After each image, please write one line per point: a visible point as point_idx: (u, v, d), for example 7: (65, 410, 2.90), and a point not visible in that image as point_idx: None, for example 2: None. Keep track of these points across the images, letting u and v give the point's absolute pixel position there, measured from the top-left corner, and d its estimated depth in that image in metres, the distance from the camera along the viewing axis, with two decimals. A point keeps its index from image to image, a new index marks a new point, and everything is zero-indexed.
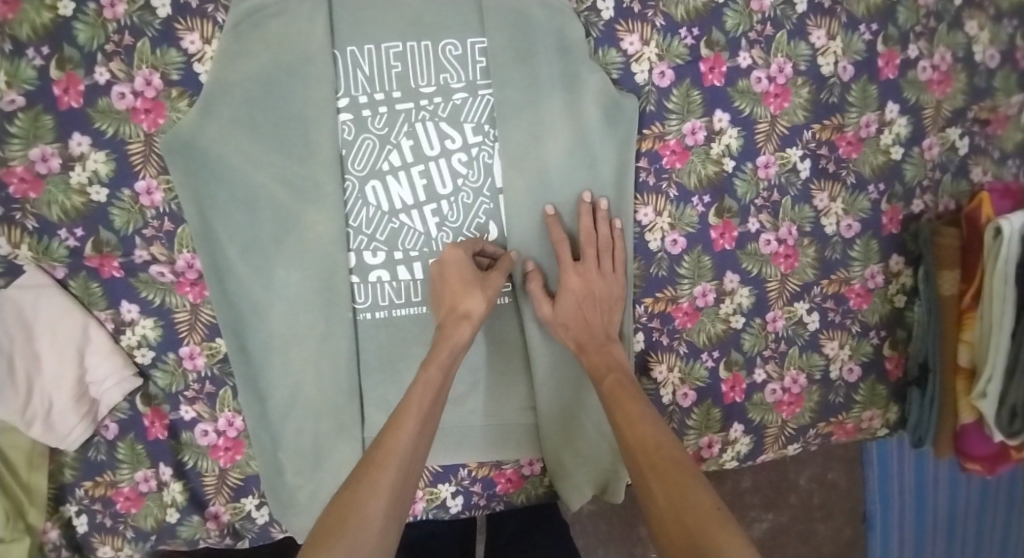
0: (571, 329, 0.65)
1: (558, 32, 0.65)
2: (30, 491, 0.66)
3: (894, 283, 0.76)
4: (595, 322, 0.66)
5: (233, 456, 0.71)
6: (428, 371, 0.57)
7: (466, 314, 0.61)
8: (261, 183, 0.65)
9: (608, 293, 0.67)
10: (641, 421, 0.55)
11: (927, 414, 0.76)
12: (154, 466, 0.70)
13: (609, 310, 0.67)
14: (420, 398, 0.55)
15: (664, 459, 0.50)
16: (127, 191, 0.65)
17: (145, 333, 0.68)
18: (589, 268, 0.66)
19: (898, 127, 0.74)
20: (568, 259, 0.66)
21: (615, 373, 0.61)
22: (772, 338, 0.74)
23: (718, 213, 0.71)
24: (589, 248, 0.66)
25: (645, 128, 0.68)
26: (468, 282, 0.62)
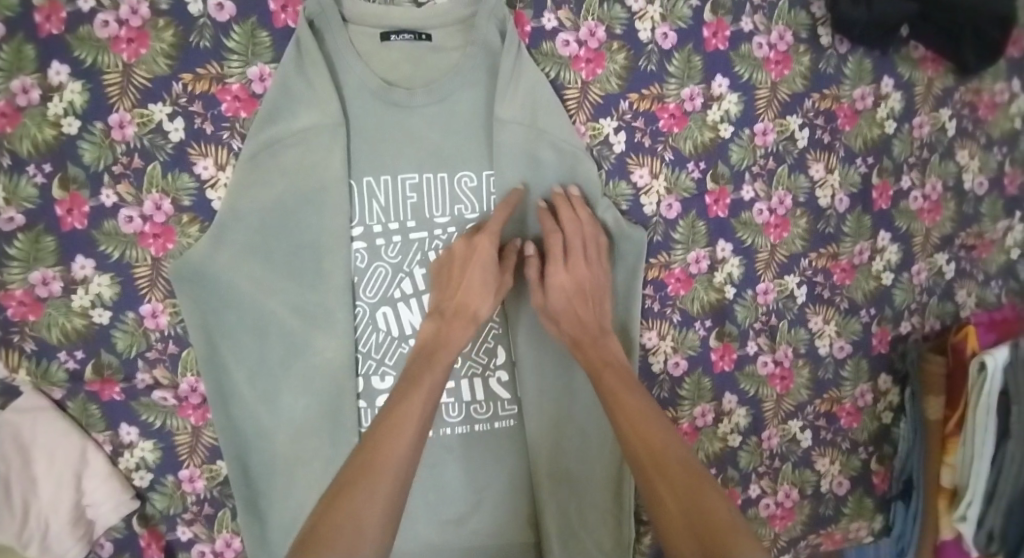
0: (563, 324, 0.64)
1: (571, 170, 0.66)
2: None
3: (881, 401, 0.80)
4: (587, 317, 0.64)
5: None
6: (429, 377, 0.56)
7: (473, 318, 0.60)
8: (271, 309, 0.64)
9: (597, 284, 0.65)
10: (649, 425, 0.55)
11: (909, 528, 0.80)
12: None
13: (599, 302, 0.65)
14: (410, 405, 0.53)
15: (669, 460, 0.52)
16: (131, 313, 0.64)
17: (144, 456, 0.66)
18: (578, 261, 0.64)
19: (889, 254, 0.77)
20: (558, 255, 0.63)
21: (613, 371, 0.61)
22: (766, 455, 0.77)
23: (719, 337, 0.73)
24: (574, 242, 0.64)
25: (652, 257, 0.70)
26: (487, 283, 0.60)
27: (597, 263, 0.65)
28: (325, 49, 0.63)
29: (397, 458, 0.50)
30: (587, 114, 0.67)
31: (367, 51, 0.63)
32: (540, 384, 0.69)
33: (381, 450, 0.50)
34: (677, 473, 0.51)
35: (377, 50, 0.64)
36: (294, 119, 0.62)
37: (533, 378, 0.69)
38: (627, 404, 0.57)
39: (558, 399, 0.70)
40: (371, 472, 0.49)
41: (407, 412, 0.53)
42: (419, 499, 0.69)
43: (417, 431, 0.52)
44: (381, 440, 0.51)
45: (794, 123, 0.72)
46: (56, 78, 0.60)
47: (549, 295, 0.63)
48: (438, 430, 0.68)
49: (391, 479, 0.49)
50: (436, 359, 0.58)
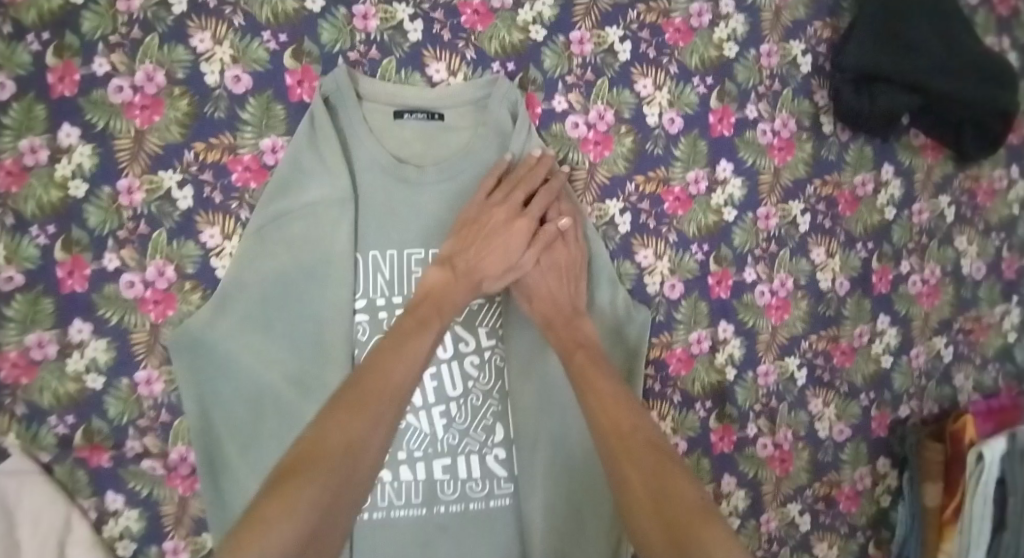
0: (537, 303, 0.61)
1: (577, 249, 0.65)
2: None
3: (880, 484, 0.79)
4: (560, 295, 0.62)
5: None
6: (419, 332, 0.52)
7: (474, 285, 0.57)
8: (268, 380, 0.63)
9: (575, 265, 0.63)
10: (624, 410, 0.54)
11: None
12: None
13: (576, 281, 0.63)
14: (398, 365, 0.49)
15: (637, 442, 0.51)
16: (125, 380, 0.63)
17: (128, 524, 0.64)
18: (555, 239, 0.62)
19: (888, 337, 0.78)
20: (534, 224, 0.60)
21: (588, 351, 0.58)
22: (765, 538, 0.75)
23: (719, 418, 0.73)
24: (552, 211, 0.62)
25: (654, 336, 0.70)
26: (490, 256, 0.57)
27: (575, 238, 0.63)
28: (338, 124, 0.63)
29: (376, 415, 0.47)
30: (594, 195, 0.68)
31: (380, 128, 0.64)
32: (536, 453, 0.68)
33: (384, 378, 0.48)
34: (644, 456, 0.50)
35: (389, 127, 0.65)
36: (303, 191, 0.62)
37: (533, 451, 0.68)
38: (601, 388, 0.55)
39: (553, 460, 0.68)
40: (355, 419, 0.46)
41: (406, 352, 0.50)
42: None
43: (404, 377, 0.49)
44: (360, 390, 0.47)
45: (795, 209, 0.73)
46: (67, 140, 0.59)
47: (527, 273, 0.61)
48: (432, 507, 0.67)
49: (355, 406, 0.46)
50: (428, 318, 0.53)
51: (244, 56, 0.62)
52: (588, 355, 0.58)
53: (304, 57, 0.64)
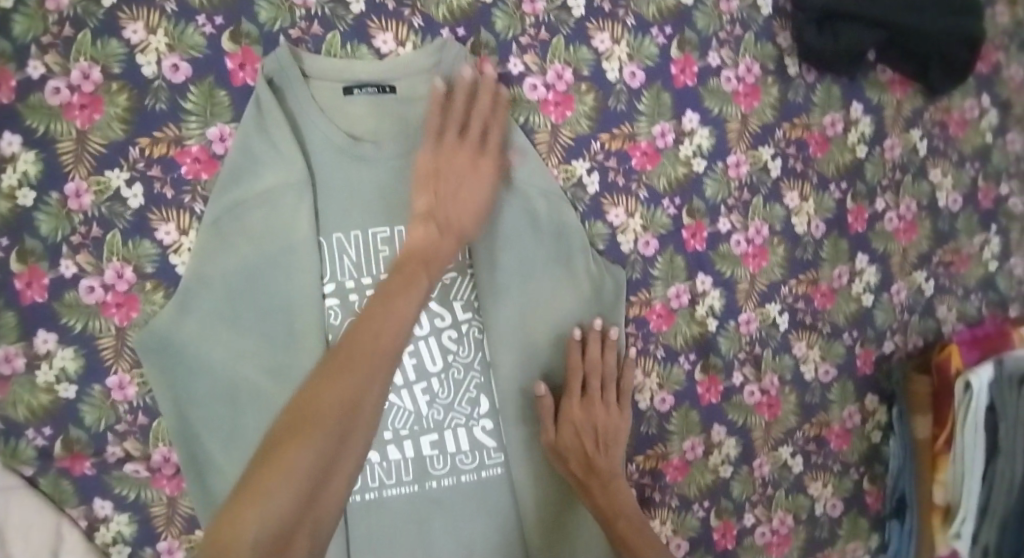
0: (568, 462, 0.64)
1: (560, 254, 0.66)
2: None
3: (870, 421, 0.79)
4: (595, 455, 0.64)
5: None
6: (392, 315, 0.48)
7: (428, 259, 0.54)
8: (243, 374, 0.62)
9: (612, 430, 0.65)
10: (632, 531, 0.65)
11: (906, 545, 0.79)
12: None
13: (612, 444, 0.65)
14: (367, 353, 0.45)
15: (632, 538, 0.65)
16: (98, 386, 0.62)
17: (120, 529, 0.64)
18: (594, 401, 0.65)
19: (868, 275, 0.77)
20: (575, 388, 0.65)
21: (599, 482, 0.64)
22: (759, 483, 0.76)
23: (704, 369, 0.73)
24: (592, 380, 0.65)
25: (632, 295, 0.70)
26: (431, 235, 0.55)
27: (616, 411, 0.66)
28: (287, 107, 0.61)
29: (363, 401, 0.44)
30: (559, 157, 0.67)
31: (330, 106, 0.63)
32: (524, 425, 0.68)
33: (360, 357, 0.44)
34: (636, 541, 0.64)
35: (341, 104, 0.63)
36: (258, 180, 0.61)
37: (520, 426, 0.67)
38: (618, 505, 0.65)
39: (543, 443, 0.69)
40: (319, 408, 0.42)
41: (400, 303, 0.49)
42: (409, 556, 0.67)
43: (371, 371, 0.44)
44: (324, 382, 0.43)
45: (766, 154, 0.72)
46: (9, 148, 0.57)
47: (560, 437, 0.63)
48: (424, 484, 0.67)
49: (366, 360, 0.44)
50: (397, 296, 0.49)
51: (180, 44, 0.60)
52: (601, 482, 0.64)
53: (243, 39, 0.61)
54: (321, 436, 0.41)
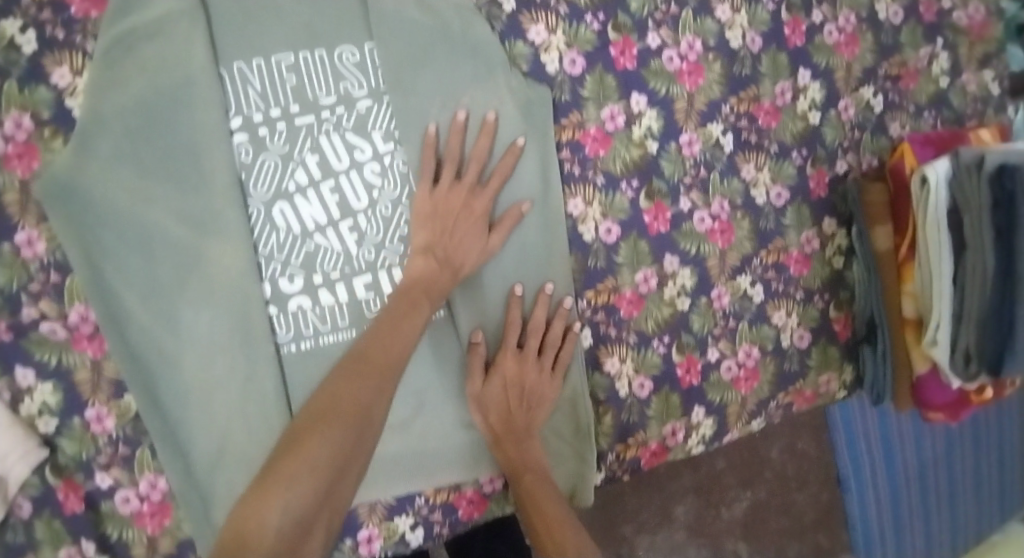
0: (491, 415, 0.64)
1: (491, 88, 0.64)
2: None
3: (830, 245, 0.76)
4: (517, 415, 0.65)
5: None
6: (388, 335, 0.52)
7: (426, 250, 0.60)
8: (155, 221, 0.59)
9: (542, 388, 0.66)
10: (556, 514, 0.59)
11: (882, 374, 0.75)
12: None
13: (538, 406, 0.66)
14: (366, 379, 0.48)
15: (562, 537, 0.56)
16: (6, 245, 0.58)
17: (45, 400, 0.61)
18: (528, 357, 0.66)
19: (813, 92, 0.73)
20: (510, 343, 0.65)
21: (530, 474, 0.63)
22: (720, 316, 0.73)
23: (649, 196, 0.70)
24: (534, 340, 0.66)
25: (563, 118, 0.67)
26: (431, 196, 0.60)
27: (549, 373, 0.67)
28: None
29: (370, 427, 0.45)
30: None
31: None
32: None
33: (356, 393, 0.46)
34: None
35: None
36: (148, 10, 0.58)
37: None
38: (543, 508, 0.60)
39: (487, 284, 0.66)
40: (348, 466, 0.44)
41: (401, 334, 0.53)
42: None
43: (374, 390, 0.47)
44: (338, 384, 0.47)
45: None
46: None
47: (488, 385, 0.63)
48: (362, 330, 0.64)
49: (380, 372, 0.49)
50: (399, 324, 0.53)
51: None
52: (536, 477, 0.63)
53: None
54: (355, 471, 0.44)
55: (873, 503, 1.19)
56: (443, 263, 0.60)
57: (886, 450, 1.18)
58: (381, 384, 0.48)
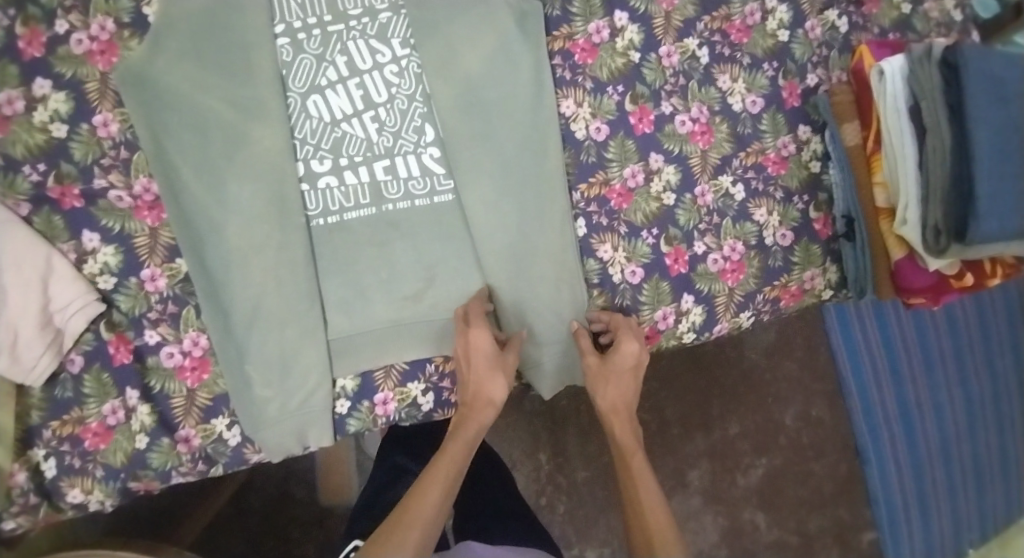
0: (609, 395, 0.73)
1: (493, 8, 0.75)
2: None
3: (806, 150, 0.82)
4: (629, 390, 0.73)
5: (98, 443, 0.71)
6: (429, 484, 0.65)
7: (488, 399, 0.69)
8: (207, 105, 0.70)
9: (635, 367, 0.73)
10: (648, 501, 0.67)
11: (862, 265, 0.81)
12: (65, 439, 0.70)
13: (627, 399, 0.73)
14: (415, 524, 0.62)
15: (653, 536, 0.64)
16: (85, 125, 0.70)
17: (107, 261, 0.71)
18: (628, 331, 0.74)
19: (781, 14, 0.81)
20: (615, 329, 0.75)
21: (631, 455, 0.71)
22: (705, 212, 0.79)
23: (634, 100, 0.78)
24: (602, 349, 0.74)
25: (555, 30, 0.77)
26: (491, 366, 0.68)
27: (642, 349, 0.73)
28: None
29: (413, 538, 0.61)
30: None
31: None
32: (469, 151, 0.74)
33: (408, 517, 0.63)
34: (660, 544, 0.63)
35: None
36: None
37: (462, 148, 0.74)
38: (645, 507, 0.67)
39: (493, 173, 0.74)
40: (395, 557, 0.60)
41: (424, 503, 0.64)
42: (374, 275, 0.74)
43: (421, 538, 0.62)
44: (394, 521, 0.63)
45: None
46: None
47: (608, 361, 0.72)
48: (380, 207, 0.74)
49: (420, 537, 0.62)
50: (435, 470, 0.66)
51: None
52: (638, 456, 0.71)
53: None
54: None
55: (888, 440, 1.22)
56: (471, 405, 0.69)
57: (897, 386, 1.21)
58: (423, 524, 0.63)
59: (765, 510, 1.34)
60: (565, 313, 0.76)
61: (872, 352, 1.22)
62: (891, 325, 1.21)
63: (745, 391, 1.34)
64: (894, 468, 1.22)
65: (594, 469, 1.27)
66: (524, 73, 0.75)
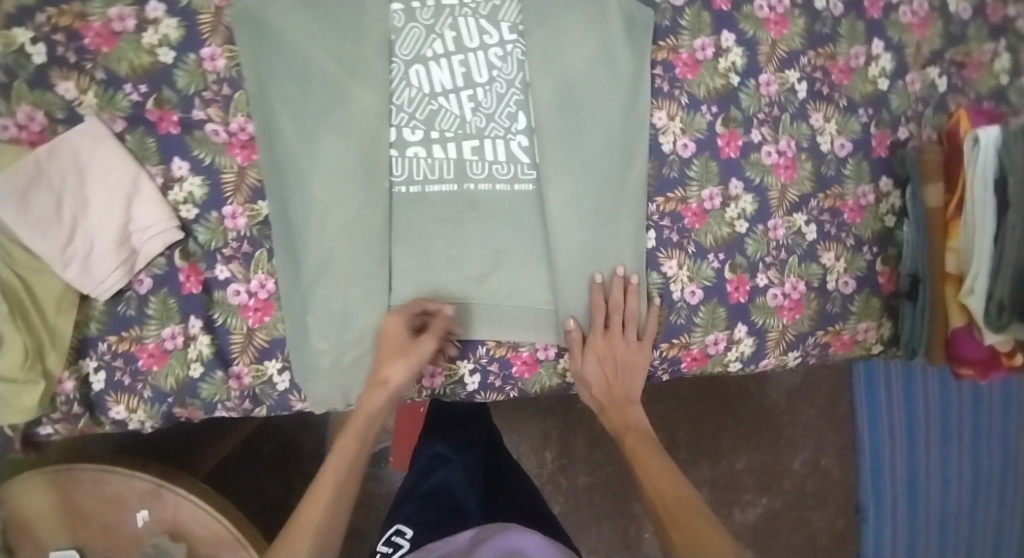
0: (596, 388, 0.78)
1: (597, 10, 0.74)
2: (54, 335, 0.70)
3: (884, 203, 0.82)
4: (617, 385, 0.78)
5: (152, 365, 0.73)
6: (325, 472, 0.69)
7: (383, 382, 0.70)
8: (315, 59, 0.71)
9: (629, 358, 0.77)
10: (682, 493, 0.69)
11: (919, 326, 0.81)
12: (119, 355, 0.73)
13: (631, 371, 0.78)
14: (312, 507, 0.66)
15: (688, 519, 0.66)
16: (193, 56, 0.71)
17: (192, 191, 0.72)
18: (613, 333, 0.76)
19: (884, 61, 0.81)
20: (596, 328, 0.75)
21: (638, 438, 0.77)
22: (773, 245, 0.80)
23: (725, 123, 0.78)
24: (615, 317, 0.75)
25: (660, 41, 0.76)
26: (396, 351, 0.70)
27: (636, 344, 0.77)
28: None
29: (314, 522, 0.65)
30: None
31: None
32: (556, 144, 0.74)
33: (307, 509, 0.66)
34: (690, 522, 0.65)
35: None
36: None
37: (551, 142, 0.74)
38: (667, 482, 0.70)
39: (576, 171, 0.75)
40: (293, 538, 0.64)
41: (311, 515, 0.66)
42: (441, 251, 0.75)
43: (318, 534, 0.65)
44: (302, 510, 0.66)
45: None
46: None
47: (585, 367, 0.76)
48: (462, 185, 0.74)
49: (316, 537, 0.64)
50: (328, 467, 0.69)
51: None
52: (636, 435, 0.77)
53: None
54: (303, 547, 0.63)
55: (891, 501, 1.22)
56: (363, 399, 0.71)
57: (910, 448, 1.21)
58: (329, 509, 0.67)
59: (755, 549, 1.35)
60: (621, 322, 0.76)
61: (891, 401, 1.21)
62: (916, 382, 1.20)
63: (758, 427, 1.35)
64: (890, 528, 1.23)
65: (597, 476, 1.29)
66: (623, 77, 0.75)
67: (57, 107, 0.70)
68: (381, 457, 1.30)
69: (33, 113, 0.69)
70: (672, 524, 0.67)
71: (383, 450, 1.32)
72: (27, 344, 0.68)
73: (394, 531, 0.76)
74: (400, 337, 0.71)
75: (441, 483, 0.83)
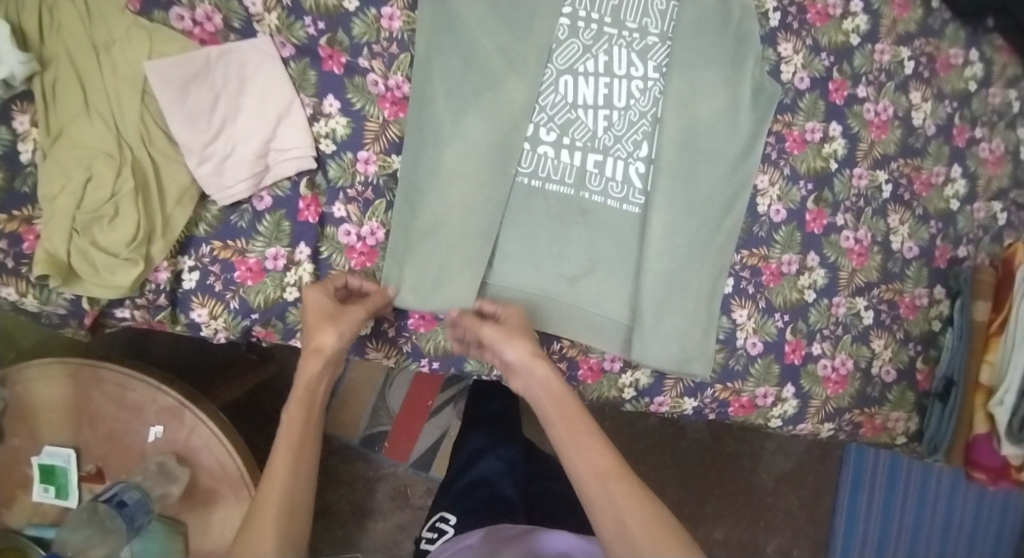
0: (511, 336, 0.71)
1: (730, 74, 0.81)
2: (166, 225, 0.72)
3: (934, 308, 0.90)
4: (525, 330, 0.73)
5: (247, 278, 0.75)
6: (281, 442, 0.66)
7: (318, 348, 0.69)
8: (481, 45, 0.77)
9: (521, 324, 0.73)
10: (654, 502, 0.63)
11: (943, 431, 0.89)
12: (218, 261, 0.75)
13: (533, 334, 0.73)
14: (278, 477, 0.64)
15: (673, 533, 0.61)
16: (373, 10, 0.77)
17: (335, 128, 0.77)
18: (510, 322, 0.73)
19: (958, 185, 0.91)
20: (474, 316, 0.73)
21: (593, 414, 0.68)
22: (833, 320, 0.87)
23: (816, 201, 0.86)
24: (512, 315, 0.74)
25: (780, 114, 0.84)
26: (325, 317, 0.70)
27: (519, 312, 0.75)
28: None
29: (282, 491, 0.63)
30: None
31: None
32: (670, 177, 0.80)
33: (270, 484, 0.63)
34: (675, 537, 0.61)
35: None
36: None
37: (666, 174, 0.79)
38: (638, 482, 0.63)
39: (683, 206, 0.80)
40: (262, 512, 0.61)
41: (276, 487, 0.63)
42: (545, 245, 0.80)
43: (284, 509, 0.62)
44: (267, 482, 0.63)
45: (905, 54, 0.88)
46: None
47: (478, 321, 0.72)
48: (579, 192, 0.80)
49: (283, 513, 0.62)
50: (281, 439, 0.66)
51: None
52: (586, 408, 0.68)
53: None
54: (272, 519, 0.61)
55: None
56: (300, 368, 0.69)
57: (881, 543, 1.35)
58: (294, 480, 0.64)
59: None
60: (687, 353, 0.81)
61: (873, 496, 1.36)
62: (899, 489, 1.33)
63: (743, 503, 1.38)
64: None
65: None
66: (744, 137, 0.81)
67: (236, 17, 0.74)
68: (377, 440, 1.27)
69: (212, 14, 0.73)
70: (621, 480, 0.63)
71: (378, 434, 1.27)
72: (140, 226, 0.69)
73: (440, 517, 0.86)
74: (324, 305, 0.71)
75: (482, 474, 0.91)
